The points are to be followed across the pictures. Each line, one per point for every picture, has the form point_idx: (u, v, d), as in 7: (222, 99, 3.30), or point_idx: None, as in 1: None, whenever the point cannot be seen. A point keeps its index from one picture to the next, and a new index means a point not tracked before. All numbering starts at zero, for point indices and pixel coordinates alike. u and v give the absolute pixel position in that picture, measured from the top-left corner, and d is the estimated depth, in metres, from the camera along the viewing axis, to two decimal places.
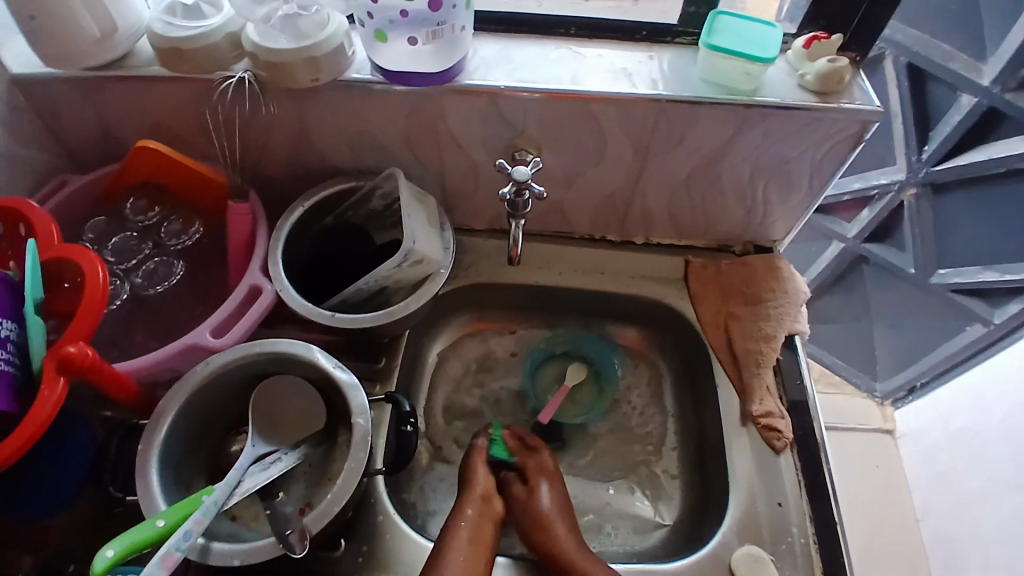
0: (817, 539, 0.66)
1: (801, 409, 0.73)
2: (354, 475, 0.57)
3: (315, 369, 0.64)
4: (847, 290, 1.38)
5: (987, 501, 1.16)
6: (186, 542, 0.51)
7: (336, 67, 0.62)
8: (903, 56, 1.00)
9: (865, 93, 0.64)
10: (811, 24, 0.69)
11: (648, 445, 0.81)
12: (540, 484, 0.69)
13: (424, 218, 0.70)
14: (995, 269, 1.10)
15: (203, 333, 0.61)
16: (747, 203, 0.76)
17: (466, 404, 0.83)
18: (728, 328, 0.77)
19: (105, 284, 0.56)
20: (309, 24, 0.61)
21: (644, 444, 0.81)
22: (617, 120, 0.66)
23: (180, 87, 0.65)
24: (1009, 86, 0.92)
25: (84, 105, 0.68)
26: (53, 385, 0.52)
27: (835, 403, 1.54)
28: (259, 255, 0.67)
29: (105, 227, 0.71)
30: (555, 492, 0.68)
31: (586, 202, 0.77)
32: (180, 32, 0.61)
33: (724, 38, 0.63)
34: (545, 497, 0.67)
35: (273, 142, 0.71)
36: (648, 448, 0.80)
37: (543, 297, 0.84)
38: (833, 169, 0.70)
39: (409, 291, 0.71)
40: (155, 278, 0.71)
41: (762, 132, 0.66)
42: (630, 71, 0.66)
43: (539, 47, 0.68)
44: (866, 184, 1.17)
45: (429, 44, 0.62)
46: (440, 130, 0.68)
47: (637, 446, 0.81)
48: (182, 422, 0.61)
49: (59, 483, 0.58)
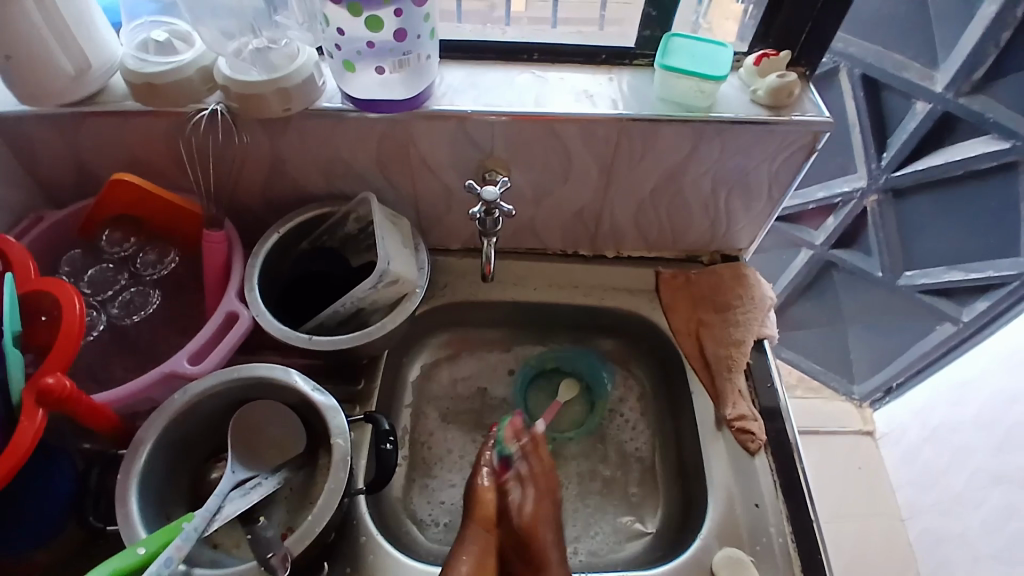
0: (795, 538, 0.67)
1: (773, 414, 0.75)
2: (334, 495, 0.58)
3: (295, 393, 0.65)
4: (819, 295, 1.42)
5: (971, 496, 1.18)
6: (167, 568, 0.51)
7: (307, 97, 0.64)
8: (857, 68, 1.05)
9: (816, 106, 0.67)
10: (762, 41, 0.72)
11: (636, 462, 0.81)
12: (532, 490, 0.68)
13: (398, 239, 0.71)
14: (960, 268, 1.13)
15: (181, 361, 0.62)
16: (711, 215, 0.78)
17: (462, 420, 0.84)
18: (700, 336, 0.79)
19: (82, 315, 0.57)
20: (280, 57, 0.64)
21: (632, 457, 0.81)
22: (582, 140, 0.68)
23: (154, 121, 0.67)
24: (962, 91, 0.97)
25: (60, 140, 0.69)
26: (32, 417, 0.53)
27: (815, 407, 1.56)
28: (235, 281, 0.68)
29: (81, 260, 0.72)
30: (548, 498, 0.68)
31: (557, 219, 0.79)
32: (153, 68, 0.63)
33: (680, 59, 0.66)
34: (541, 504, 0.67)
35: (247, 171, 0.73)
36: (633, 458, 0.81)
37: (520, 312, 0.86)
38: (790, 177, 0.72)
39: (386, 311, 0.72)
40: (131, 308, 0.71)
41: (719, 145, 0.69)
42: (591, 93, 0.69)
43: (504, 73, 0.71)
44: (829, 193, 1.21)
45: (396, 72, 0.63)
46: (410, 153, 0.70)
47: (624, 457, 0.81)
48: (160, 450, 0.61)
49: (40, 516, 0.58)
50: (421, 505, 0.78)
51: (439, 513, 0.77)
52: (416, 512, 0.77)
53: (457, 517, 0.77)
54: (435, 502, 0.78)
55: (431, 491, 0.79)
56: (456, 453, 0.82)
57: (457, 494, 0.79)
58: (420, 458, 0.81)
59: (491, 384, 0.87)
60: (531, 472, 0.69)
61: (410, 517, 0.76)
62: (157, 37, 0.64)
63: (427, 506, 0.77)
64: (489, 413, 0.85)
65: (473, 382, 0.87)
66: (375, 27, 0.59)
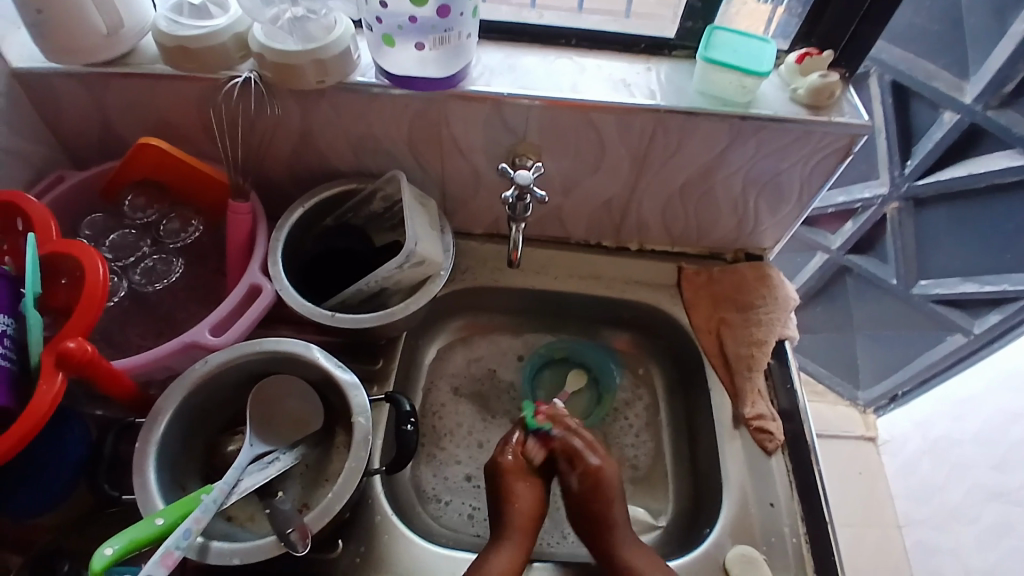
0: (808, 539, 0.68)
1: (790, 416, 0.75)
2: (355, 474, 0.58)
3: (315, 370, 0.64)
4: (830, 300, 1.42)
5: (968, 509, 1.19)
6: (186, 540, 0.51)
7: (342, 70, 0.63)
8: (888, 74, 1.03)
9: (854, 107, 0.67)
10: (804, 42, 0.71)
11: (631, 468, 0.80)
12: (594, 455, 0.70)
13: (426, 221, 0.71)
14: (975, 280, 1.13)
15: (202, 331, 0.61)
16: (739, 213, 0.78)
17: (477, 401, 0.84)
18: (720, 334, 0.79)
19: (105, 279, 0.56)
20: (317, 29, 0.63)
21: (627, 463, 0.81)
22: (616, 130, 0.67)
23: (183, 86, 0.66)
24: (990, 105, 0.96)
25: (87, 100, 0.68)
26: (51, 380, 0.52)
27: (819, 411, 1.56)
28: (258, 255, 0.67)
29: (103, 223, 0.71)
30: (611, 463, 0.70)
31: (583, 209, 0.79)
32: (186, 31, 0.62)
33: (723, 52, 0.65)
34: (602, 470, 0.69)
35: (276, 144, 0.72)
36: (628, 465, 0.81)
37: (539, 300, 0.85)
38: (823, 180, 0.72)
39: (408, 292, 0.71)
40: (153, 276, 0.71)
41: (753, 144, 0.68)
42: (628, 82, 0.68)
43: (541, 57, 0.70)
44: (850, 198, 1.20)
45: (435, 50, 0.61)
46: (442, 134, 0.69)
47: (619, 461, 0.81)
48: (179, 420, 0.61)
49: (55, 481, 0.58)
50: (427, 476, 0.78)
51: (441, 488, 0.77)
52: (422, 482, 0.77)
53: (457, 495, 0.77)
54: (439, 476, 0.78)
55: (438, 463, 0.79)
56: (465, 428, 0.82)
57: (461, 473, 0.79)
58: (431, 429, 0.81)
59: (500, 367, 0.86)
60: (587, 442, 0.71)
61: (416, 487, 0.77)
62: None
63: (432, 478, 0.78)
64: (495, 398, 0.84)
65: (484, 364, 0.86)
66: (417, 3, 0.58)
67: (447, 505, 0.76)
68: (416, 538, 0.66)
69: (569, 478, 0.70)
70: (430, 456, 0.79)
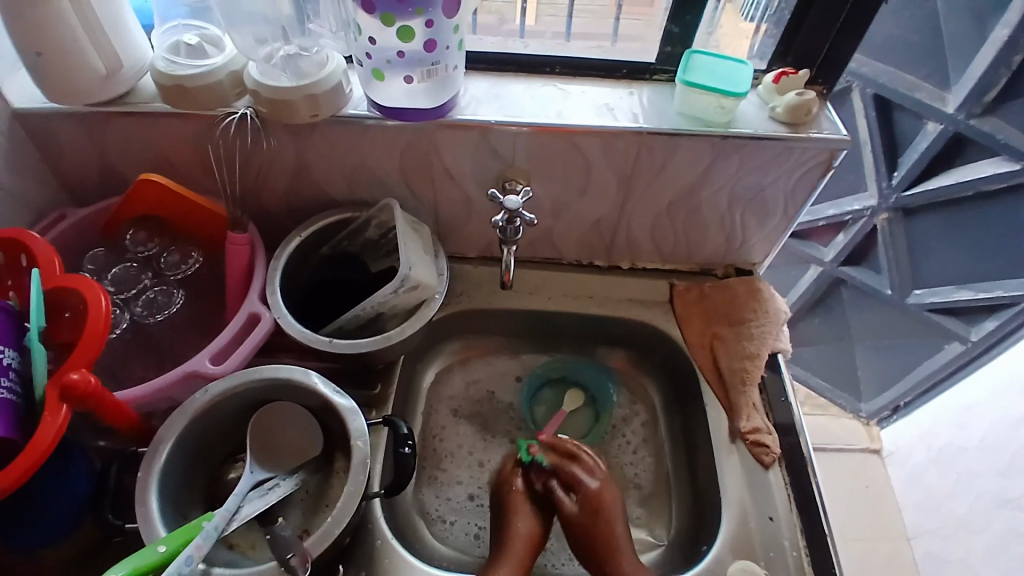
0: (809, 552, 0.68)
1: (787, 429, 0.75)
2: (354, 497, 0.58)
3: (314, 396, 0.65)
4: (827, 312, 1.42)
5: (975, 518, 1.18)
6: (188, 567, 0.52)
7: (334, 104, 0.65)
8: (869, 88, 1.06)
9: (832, 123, 0.68)
10: (781, 61, 0.73)
11: (632, 486, 0.81)
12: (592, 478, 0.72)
13: (419, 246, 0.72)
14: (968, 288, 1.14)
15: (202, 361, 0.63)
16: (727, 229, 0.79)
17: (477, 422, 0.85)
18: (714, 349, 0.80)
19: (108, 312, 0.57)
20: (309, 64, 0.65)
21: (631, 483, 0.81)
22: (603, 152, 0.69)
23: (181, 123, 0.68)
24: (973, 113, 0.98)
25: (88, 139, 0.70)
26: (55, 413, 0.53)
27: (821, 424, 1.56)
28: (257, 284, 0.68)
29: (105, 258, 0.73)
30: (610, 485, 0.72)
31: (574, 230, 0.80)
32: (185, 71, 0.64)
33: (701, 75, 0.67)
34: (603, 493, 0.71)
35: (272, 176, 0.74)
36: (631, 485, 0.81)
37: (534, 320, 0.86)
38: (806, 194, 0.73)
39: (404, 316, 0.73)
40: (154, 308, 0.72)
41: (737, 161, 0.70)
42: (612, 106, 0.70)
43: (527, 85, 0.72)
44: (840, 211, 1.22)
45: (424, 82, 0.64)
46: (434, 162, 0.71)
47: (622, 482, 0.81)
48: (181, 448, 0.62)
49: (58, 514, 0.59)
50: (429, 497, 0.78)
51: (445, 509, 0.78)
52: (425, 504, 0.78)
53: (461, 515, 0.77)
54: (442, 497, 0.79)
55: (440, 485, 0.79)
56: (465, 448, 0.82)
57: (463, 493, 0.79)
58: (432, 451, 0.82)
59: (498, 389, 0.87)
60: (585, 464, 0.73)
61: (418, 509, 0.77)
62: (189, 40, 0.65)
63: (435, 500, 0.78)
64: (495, 419, 0.85)
65: (482, 386, 0.87)
66: (406, 37, 0.60)
67: (451, 527, 0.77)
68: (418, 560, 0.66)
69: (566, 504, 0.72)
70: (432, 478, 0.80)
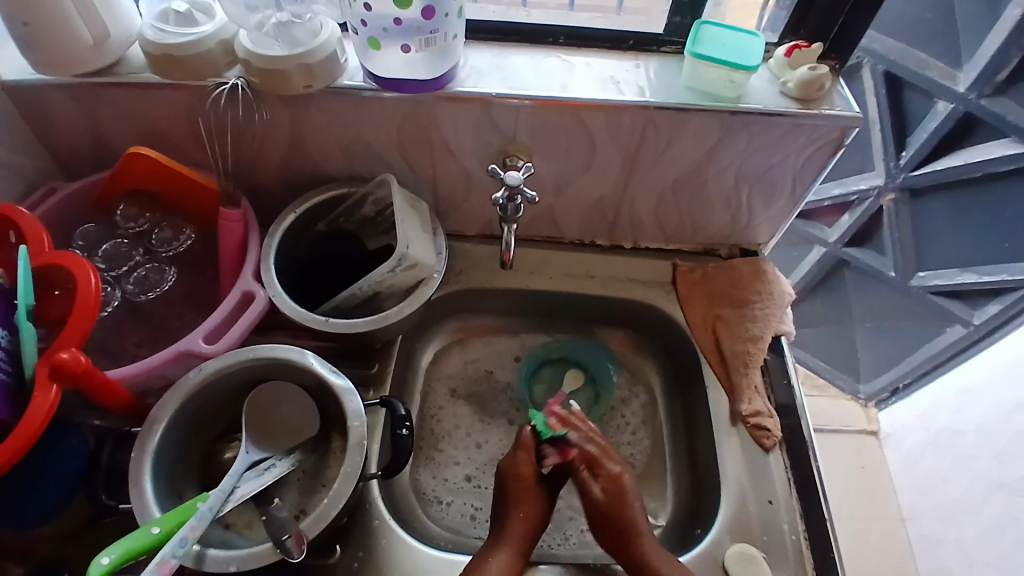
0: (807, 535, 0.67)
1: (788, 410, 0.75)
2: (351, 479, 0.57)
3: (310, 376, 0.64)
4: (829, 293, 1.41)
5: (971, 500, 1.18)
6: (182, 549, 0.51)
7: (329, 74, 0.63)
8: (880, 65, 1.03)
9: (845, 99, 0.66)
10: (793, 34, 0.71)
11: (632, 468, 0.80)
12: (608, 463, 0.69)
13: (418, 224, 0.71)
14: (973, 271, 1.13)
15: (195, 339, 0.61)
16: (733, 208, 0.77)
17: (475, 403, 0.84)
18: (716, 331, 0.79)
19: (98, 289, 0.56)
20: (303, 33, 0.63)
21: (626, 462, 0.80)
22: (607, 128, 0.67)
23: (173, 94, 0.65)
24: (984, 93, 0.95)
25: (76, 110, 0.68)
26: (46, 391, 0.51)
27: (820, 405, 1.56)
28: (251, 262, 0.67)
29: (95, 233, 0.71)
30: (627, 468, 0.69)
31: (576, 208, 0.79)
32: (174, 39, 0.62)
33: (710, 47, 0.65)
34: (622, 477, 0.68)
35: (267, 149, 0.71)
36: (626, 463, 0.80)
37: (533, 300, 0.85)
38: (816, 173, 0.71)
39: (402, 295, 0.71)
40: (146, 285, 0.71)
41: (746, 139, 0.68)
42: (618, 79, 0.67)
43: (529, 56, 0.70)
44: (845, 190, 1.20)
45: (422, 52, 0.61)
46: (434, 137, 0.69)
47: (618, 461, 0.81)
48: (175, 428, 0.60)
49: (52, 494, 0.58)
50: (425, 478, 0.78)
51: (441, 490, 0.77)
52: (421, 484, 0.77)
53: (457, 496, 0.77)
54: (438, 478, 0.78)
55: (436, 466, 0.79)
56: (463, 429, 0.82)
57: (460, 473, 0.78)
58: (429, 432, 0.81)
59: (497, 369, 0.86)
60: (597, 452, 0.69)
61: (414, 490, 0.76)
62: (178, 7, 0.62)
63: (431, 481, 0.78)
64: (493, 399, 0.84)
65: (481, 365, 0.86)
66: (403, 4, 0.58)
67: (447, 508, 0.76)
68: (410, 538, 0.66)
69: (591, 487, 0.68)
70: (427, 459, 0.79)
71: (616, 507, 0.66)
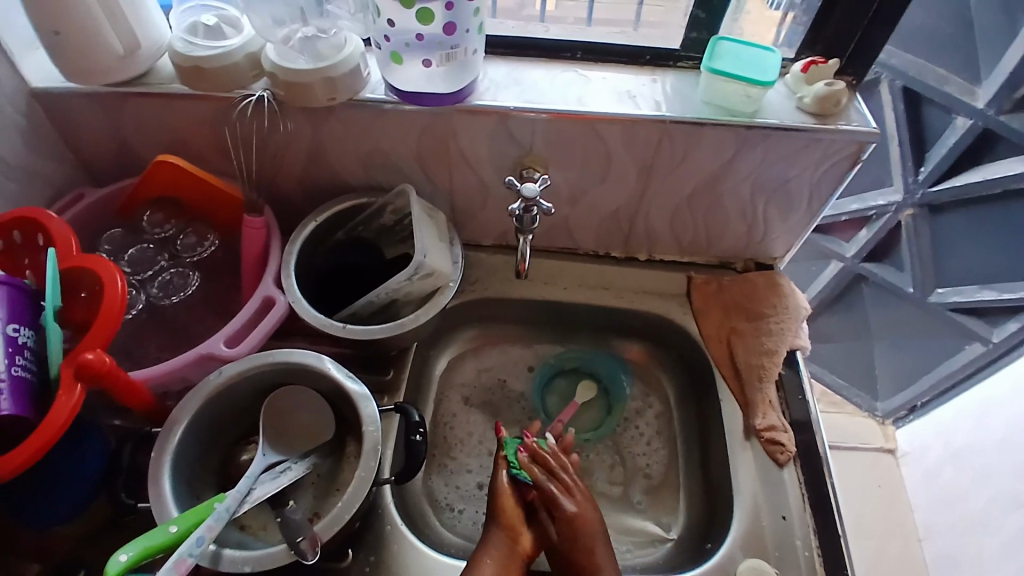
0: (821, 552, 0.67)
1: (803, 427, 0.74)
2: (364, 484, 0.58)
3: (327, 380, 0.65)
4: (846, 309, 1.40)
5: (990, 522, 1.15)
6: (199, 548, 0.52)
7: (352, 87, 0.65)
8: (898, 79, 1.03)
9: (861, 115, 0.66)
10: (809, 49, 0.71)
11: (647, 478, 0.80)
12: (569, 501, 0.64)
13: (435, 233, 0.72)
14: (993, 288, 1.11)
15: (217, 343, 0.63)
16: (748, 222, 0.78)
17: (488, 411, 0.85)
18: (731, 345, 0.79)
19: (123, 292, 0.58)
20: (326, 46, 0.64)
21: (640, 473, 0.81)
22: (623, 140, 0.68)
23: (199, 104, 0.67)
24: (1003, 108, 0.95)
25: (106, 119, 0.70)
26: (70, 391, 0.53)
27: (836, 422, 1.54)
28: (272, 268, 0.68)
29: (122, 238, 0.73)
30: (588, 506, 0.65)
31: (591, 220, 0.79)
32: (202, 51, 0.64)
33: (726, 62, 0.66)
34: (580, 516, 0.63)
35: (288, 158, 0.73)
36: (640, 475, 0.81)
37: (547, 309, 0.86)
38: (832, 187, 0.71)
39: (418, 303, 0.72)
40: (170, 289, 0.73)
41: (761, 153, 0.68)
42: (634, 93, 0.68)
43: (546, 70, 0.71)
44: (863, 206, 1.19)
45: (442, 66, 0.63)
46: (451, 148, 0.70)
47: (631, 472, 0.81)
48: (194, 430, 0.62)
49: (73, 492, 0.59)
50: (439, 485, 0.78)
51: (454, 497, 0.78)
52: (434, 491, 0.78)
53: (470, 504, 0.77)
54: (451, 485, 0.78)
55: (450, 473, 0.79)
56: (476, 437, 0.82)
57: (472, 481, 0.79)
58: (442, 439, 0.82)
59: (510, 378, 0.87)
60: (559, 489, 0.65)
61: (427, 496, 0.77)
62: (207, 21, 0.65)
63: (444, 488, 0.78)
64: (506, 408, 0.85)
65: (494, 374, 0.87)
66: (425, 19, 0.59)
67: (461, 516, 0.76)
68: (424, 546, 0.66)
69: (548, 528, 0.64)
70: (439, 465, 0.80)
71: (574, 546, 0.62)
